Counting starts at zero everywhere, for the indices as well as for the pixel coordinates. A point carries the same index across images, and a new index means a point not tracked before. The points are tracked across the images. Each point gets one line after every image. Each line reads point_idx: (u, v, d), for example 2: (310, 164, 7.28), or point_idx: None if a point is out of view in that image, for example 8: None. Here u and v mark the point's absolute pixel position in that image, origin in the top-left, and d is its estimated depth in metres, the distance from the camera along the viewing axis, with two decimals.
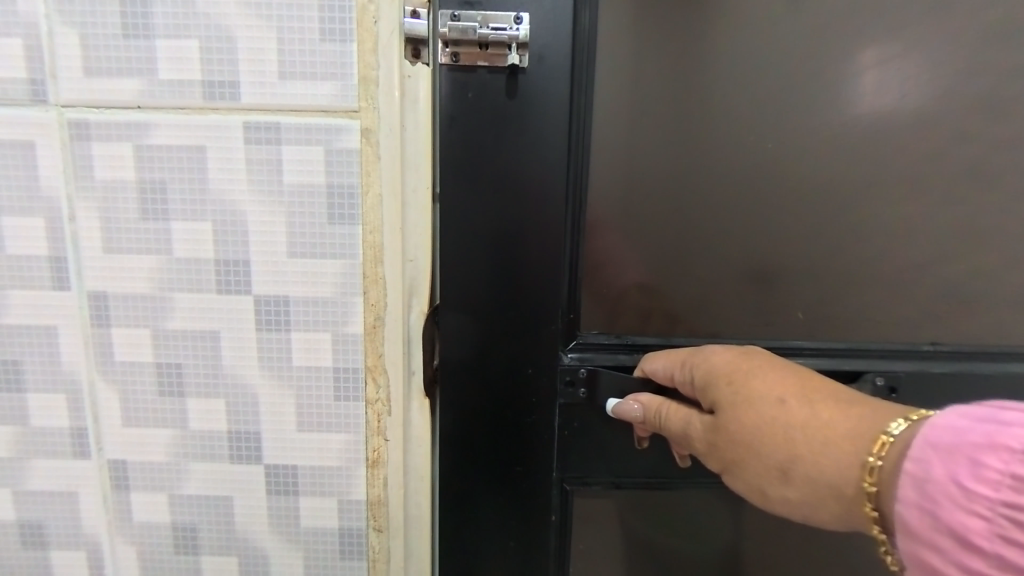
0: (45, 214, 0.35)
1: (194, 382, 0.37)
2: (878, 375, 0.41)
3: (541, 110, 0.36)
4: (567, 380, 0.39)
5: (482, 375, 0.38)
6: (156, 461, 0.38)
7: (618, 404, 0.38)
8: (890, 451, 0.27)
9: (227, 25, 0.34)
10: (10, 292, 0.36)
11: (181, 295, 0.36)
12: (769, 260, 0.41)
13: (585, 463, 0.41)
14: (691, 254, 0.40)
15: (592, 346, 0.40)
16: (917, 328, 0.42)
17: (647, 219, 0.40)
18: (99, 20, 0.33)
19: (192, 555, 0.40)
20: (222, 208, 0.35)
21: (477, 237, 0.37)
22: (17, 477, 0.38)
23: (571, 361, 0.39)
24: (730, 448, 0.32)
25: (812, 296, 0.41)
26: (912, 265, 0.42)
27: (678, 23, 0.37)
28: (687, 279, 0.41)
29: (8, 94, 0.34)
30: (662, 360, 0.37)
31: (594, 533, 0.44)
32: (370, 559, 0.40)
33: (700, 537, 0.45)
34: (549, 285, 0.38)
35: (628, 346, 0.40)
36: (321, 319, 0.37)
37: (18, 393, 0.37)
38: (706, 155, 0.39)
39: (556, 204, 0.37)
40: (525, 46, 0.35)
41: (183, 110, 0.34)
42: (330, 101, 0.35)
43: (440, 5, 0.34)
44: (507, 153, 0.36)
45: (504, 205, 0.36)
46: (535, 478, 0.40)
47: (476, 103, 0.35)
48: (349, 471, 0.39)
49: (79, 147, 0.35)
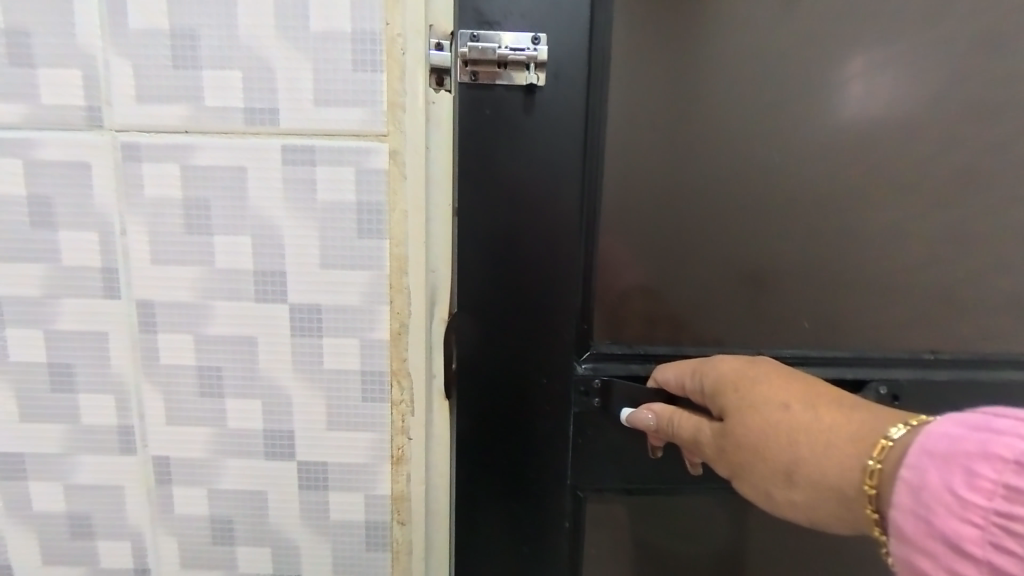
0: (97, 229, 0.38)
1: (232, 384, 0.40)
2: (881, 384, 0.44)
3: (555, 129, 0.39)
4: (581, 390, 0.42)
5: (499, 380, 0.41)
6: (195, 458, 0.41)
7: (632, 413, 0.41)
8: (889, 454, 0.29)
9: (267, 57, 0.37)
10: (63, 301, 0.39)
11: (222, 303, 0.39)
12: (767, 266, 0.43)
13: (598, 466, 0.44)
14: (693, 259, 0.43)
15: (605, 356, 0.43)
16: (911, 332, 0.45)
17: (653, 231, 0.42)
18: (151, 53, 0.36)
19: (228, 546, 0.42)
20: (260, 224, 0.38)
21: (495, 246, 0.39)
22: (66, 471, 0.41)
23: (585, 371, 0.42)
24: (739, 452, 0.34)
25: (809, 300, 0.44)
26: (905, 271, 0.44)
27: (681, 47, 0.40)
28: (689, 285, 0.43)
29: (65, 118, 0.37)
30: (673, 370, 0.40)
31: (606, 534, 0.47)
32: (394, 551, 0.43)
33: (706, 535, 0.47)
34: (561, 289, 0.40)
35: (640, 356, 0.43)
36: (349, 327, 0.40)
37: (68, 394, 0.40)
38: (705, 165, 0.42)
39: (568, 214, 0.39)
40: (543, 66, 0.38)
41: (226, 134, 0.37)
42: (360, 126, 0.38)
43: (460, 26, 0.37)
44: (522, 167, 0.39)
45: (521, 218, 0.39)
46: (549, 475, 0.42)
47: (496, 123, 0.38)
48: (374, 468, 0.41)
49: (130, 168, 0.38)
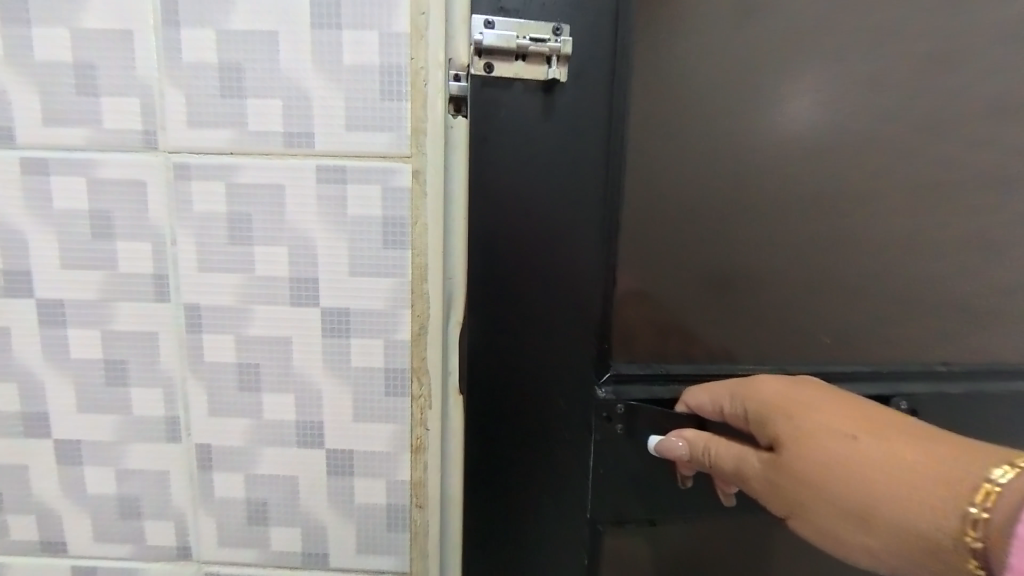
0: (151, 240, 0.43)
1: (269, 380, 0.45)
2: (902, 399, 0.50)
3: (559, 143, 0.42)
4: (603, 413, 0.46)
5: (527, 395, 0.45)
6: (234, 446, 0.46)
7: (661, 441, 0.45)
8: (994, 502, 0.30)
9: (305, 87, 0.41)
10: (119, 304, 0.44)
11: (260, 306, 0.44)
12: (746, 266, 0.48)
13: (612, 475, 0.47)
14: (681, 262, 0.47)
15: (626, 379, 0.47)
16: (877, 327, 0.50)
17: (650, 243, 0.46)
18: (202, 83, 0.41)
19: (263, 526, 0.47)
20: (296, 236, 0.43)
21: (503, 252, 0.42)
22: (118, 457, 0.46)
23: (607, 395, 0.46)
24: (793, 484, 0.37)
25: (784, 297, 0.49)
26: (868, 270, 0.49)
27: (662, 62, 0.44)
28: (676, 289, 0.47)
29: (124, 141, 0.42)
30: (705, 396, 0.44)
31: (629, 547, 0.50)
32: (412, 532, 0.47)
33: (720, 537, 0.52)
34: (564, 291, 0.44)
35: (662, 377, 0.47)
36: (375, 328, 0.44)
37: (121, 387, 0.45)
38: (687, 174, 0.46)
39: (569, 222, 0.43)
40: (564, 57, 0.40)
41: (267, 155, 0.42)
42: (386, 148, 0.42)
43: (475, 12, 0.39)
44: (528, 179, 0.42)
45: (538, 238, 0.43)
46: (562, 475, 0.46)
47: (505, 139, 0.41)
48: (396, 456, 0.46)
49: (180, 185, 0.42)
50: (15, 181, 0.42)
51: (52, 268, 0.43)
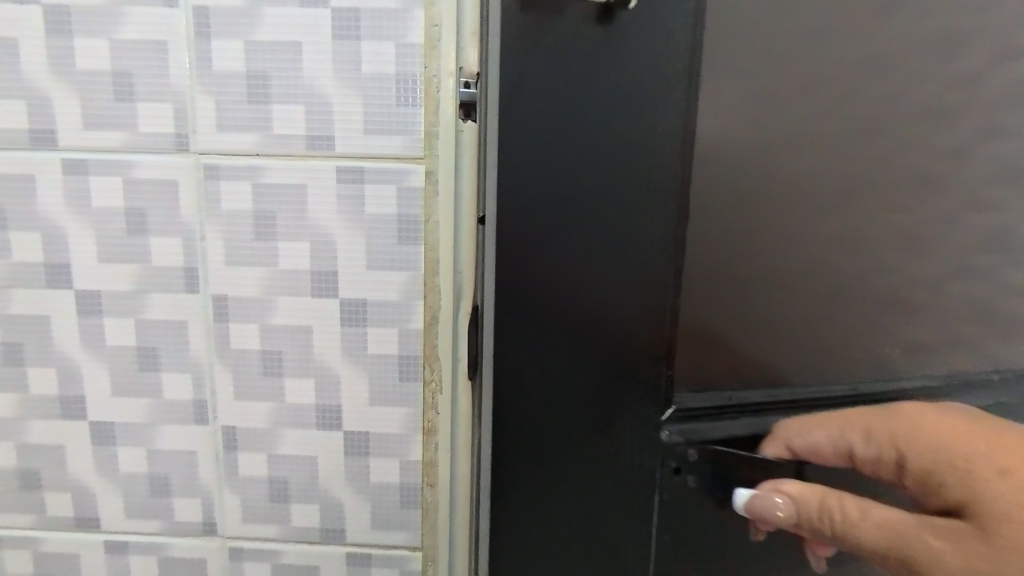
0: (182, 236, 0.46)
1: (291, 366, 0.48)
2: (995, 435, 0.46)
3: (599, 122, 0.34)
4: (666, 455, 0.39)
5: (579, 442, 0.38)
6: (258, 428, 0.49)
7: (756, 496, 0.38)
8: None
9: (326, 94, 0.44)
10: (151, 294, 0.47)
11: (283, 297, 0.47)
12: (798, 270, 0.42)
13: (660, 520, 0.40)
14: (730, 266, 0.40)
15: (694, 415, 0.40)
16: (935, 336, 0.46)
17: (707, 244, 0.39)
18: (230, 90, 0.44)
19: (284, 504, 0.50)
20: (317, 232, 0.46)
21: (529, 255, 0.36)
22: (149, 439, 0.49)
23: (673, 436, 0.39)
24: (974, 552, 0.32)
25: (836, 304, 0.44)
26: (926, 272, 0.44)
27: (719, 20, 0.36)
28: (726, 299, 0.40)
29: (158, 144, 0.45)
30: (822, 433, 0.39)
31: None
32: (423, 509, 0.50)
33: None
34: (603, 303, 0.36)
35: (738, 410, 0.42)
36: (390, 318, 0.47)
37: (153, 372, 0.48)
38: (739, 162, 0.39)
39: (609, 218, 0.35)
40: None
41: (291, 157, 0.45)
42: (401, 151, 0.45)
43: None
44: (560, 168, 0.35)
45: (579, 243, 0.35)
46: (599, 519, 0.39)
47: (534, 120, 0.34)
48: (408, 438, 0.49)
49: (210, 185, 0.45)
50: (56, 182, 0.45)
51: (90, 261, 0.46)
